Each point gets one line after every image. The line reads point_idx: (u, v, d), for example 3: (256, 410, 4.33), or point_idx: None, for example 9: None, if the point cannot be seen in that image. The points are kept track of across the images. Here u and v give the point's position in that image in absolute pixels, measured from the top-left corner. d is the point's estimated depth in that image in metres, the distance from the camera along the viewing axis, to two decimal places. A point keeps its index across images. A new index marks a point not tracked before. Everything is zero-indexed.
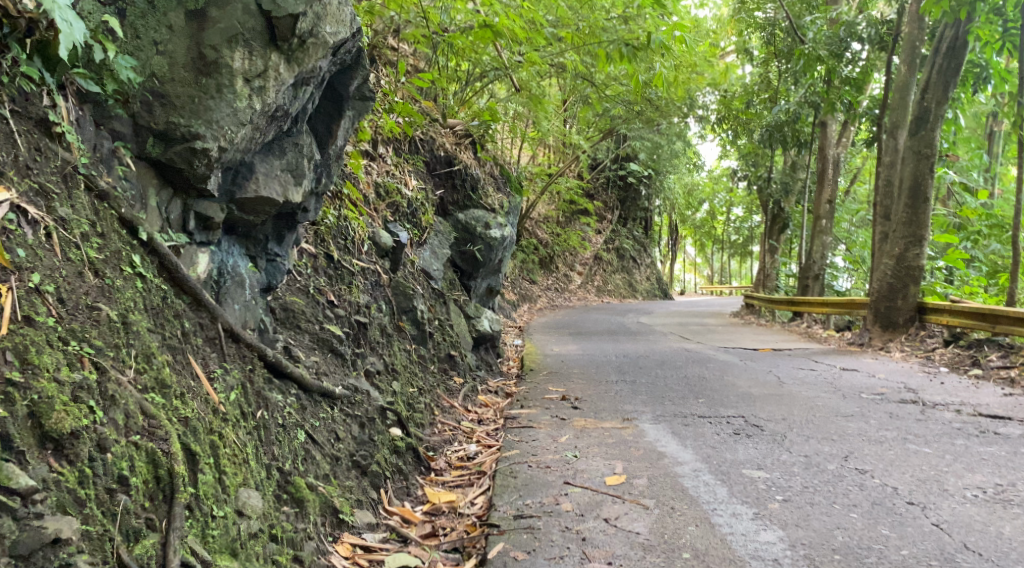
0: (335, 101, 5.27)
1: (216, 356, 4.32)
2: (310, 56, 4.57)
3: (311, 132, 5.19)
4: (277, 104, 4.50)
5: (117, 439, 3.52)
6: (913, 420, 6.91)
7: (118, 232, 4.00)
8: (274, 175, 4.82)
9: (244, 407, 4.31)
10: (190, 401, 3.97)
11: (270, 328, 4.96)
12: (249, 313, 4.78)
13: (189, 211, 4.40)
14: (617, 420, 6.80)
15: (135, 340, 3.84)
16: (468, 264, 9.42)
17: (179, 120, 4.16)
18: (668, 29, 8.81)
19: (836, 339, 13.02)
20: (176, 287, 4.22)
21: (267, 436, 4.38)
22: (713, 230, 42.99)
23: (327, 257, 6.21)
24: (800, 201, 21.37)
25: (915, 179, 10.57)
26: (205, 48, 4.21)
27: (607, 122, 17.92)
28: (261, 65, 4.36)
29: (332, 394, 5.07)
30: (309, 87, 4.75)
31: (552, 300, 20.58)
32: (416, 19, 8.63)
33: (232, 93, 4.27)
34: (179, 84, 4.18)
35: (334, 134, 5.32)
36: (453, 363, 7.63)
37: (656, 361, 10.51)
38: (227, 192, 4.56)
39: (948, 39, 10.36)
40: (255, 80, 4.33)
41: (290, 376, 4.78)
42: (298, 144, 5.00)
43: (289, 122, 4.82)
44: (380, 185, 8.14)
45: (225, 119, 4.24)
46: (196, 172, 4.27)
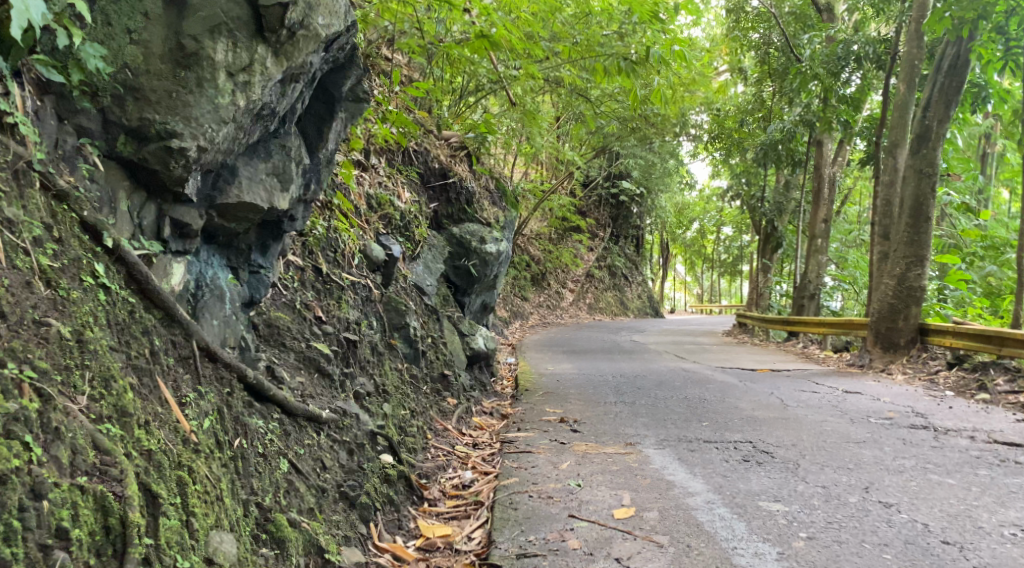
0: (327, 102, 4.94)
1: (190, 378, 3.94)
2: (300, 50, 4.26)
3: (300, 134, 4.86)
4: (263, 101, 4.17)
5: (56, 483, 3.16)
6: (929, 447, 6.57)
7: (79, 237, 3.64)
8: (258, 179, 4.47)
9: (220, 434, 3.95)
10: (156, 429, 3.61)
11: (252, 346, 4.60)
12: (230, 330, 4.42)
13: (164, 216, 4.04)
14: (619, 445, 6.45)
15: (91, 360, 3.48)
16: (462, 280, 9.07)
17: (153, 116, 3.83)
18: (665, 43, 8.50)
19: (836, 360, 12.70)
20: (146, 300, 3.86)
21: (245, 468, 4.02)
22: (703, 248, 42.81)
23: (315, 270, 5.86)
24: (794, 221, 21.13)
25: (917, 198, 10.28)
26: (184, 38, 3.89)
27: (600, 139, 17.64)
28: (246, 58, 4.05)
29: (319, 419, 4.70)
30: (298, 84, 4.42)
31: (543, 318, 20.24)
32: (409, 28, 8.32)
33: (214, 88, 3.95)
34: (154, 76, 3.84)
35: (325, 138, 4.98)
36: (447, 383, 7.27)
37: (654, 381, 10.19)
38: (206, 197, 4.22)
39: (951, 57, 10.13)
40: (239, 74, 4.02)
41: (272, 399, 4.42)
42: (285, 147, 4.66)
43: (276, 122, 4.49)
44: (372, 196, 7.80)
45: (205, 116, 3.91)
46: (172, 174, 3.93)
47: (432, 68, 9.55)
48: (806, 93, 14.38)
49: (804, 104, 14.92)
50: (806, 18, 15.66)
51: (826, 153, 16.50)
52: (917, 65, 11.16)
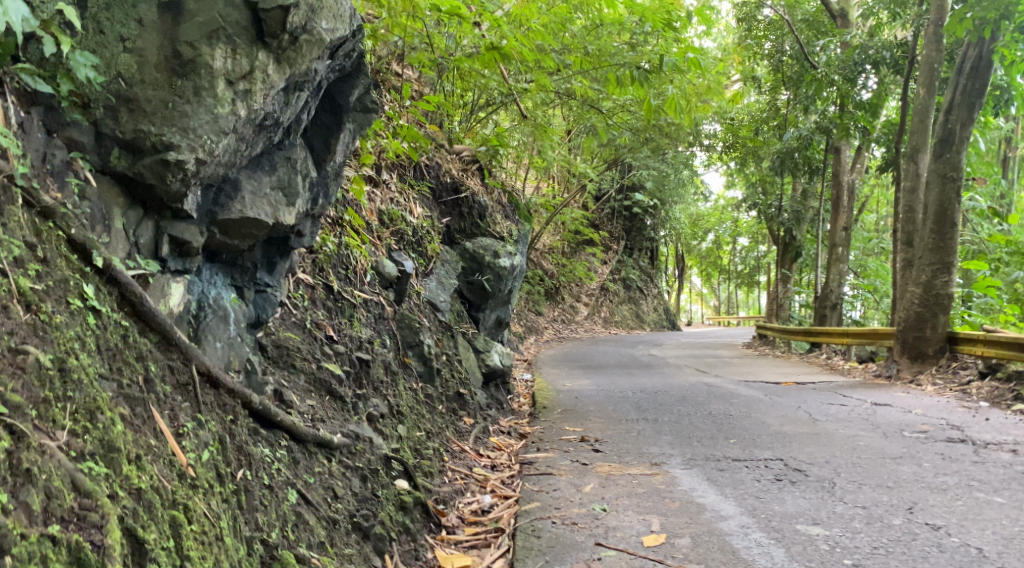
0: (334, 113, 4.75)
1: (189, 407, 3.73)
2: (304, 56, 4.08)
3: (307, 146, 4.66)
4: (265, 111, 3.99)
5: (24, 535, 2.93)
6: (970, 463, 6.29)
7: (67, 256, 3.44)
8: (262, 194, 4.28)
9: (221, 466, 3.73)
10: (149, 464, 3.40)
11: (258, 370, 4.38)
12: (235, 353, 4.23)
13: (163, 233, 3.85)
14: (643, 465, 6.22)
15: (74, 392, 3.27)
16: (477, 295, 8.84)
17: (149, 128, 3.67)
18: (679, 51, 8.30)
19: (861, 371, 12.38)
20: (142, 323, 3.66)
21: (249, 502, 3.80)
22: (718, 260, 42.41)
23: (327, 287, 5.67)
24: (812, 229, 20.79)
25: (941, 204, 9.97)
26: (181, 45, 3.74)
27: (612, 151, 17.42)
28: (246, 65, 3.88)
29: (330, 444, 4.48)
30: (303, 93, 4.24)
31: (559, 333, 19.98)
32: (420, 43, 8.15)
33: (212, 97, 3.78)
34: (149, 86, 3.69)
35: (333, 150, 4.78)
36: (463, 402, 7.04)
37: (675, 396, 9.91)
38: (206, 213, 4.02)
39: (972, 59, 9.86)
40: (239, 82, 3.85)
41: (279, 426, 4.20)
42: (290, 159, 4.46)
43: (280, 133, 4.29)
44: (384, 212, 7.62)
45: (204, 126, 3.75)
46: (170, 189, 3.76)
47: (443, 81, 9.35)
48: (822, 100, 14.12)
49: (819, 112, 14.66)
50: (819, 25, 15.40)
51: (844, 159, 16.08)
52: (936, 67, 10.84)
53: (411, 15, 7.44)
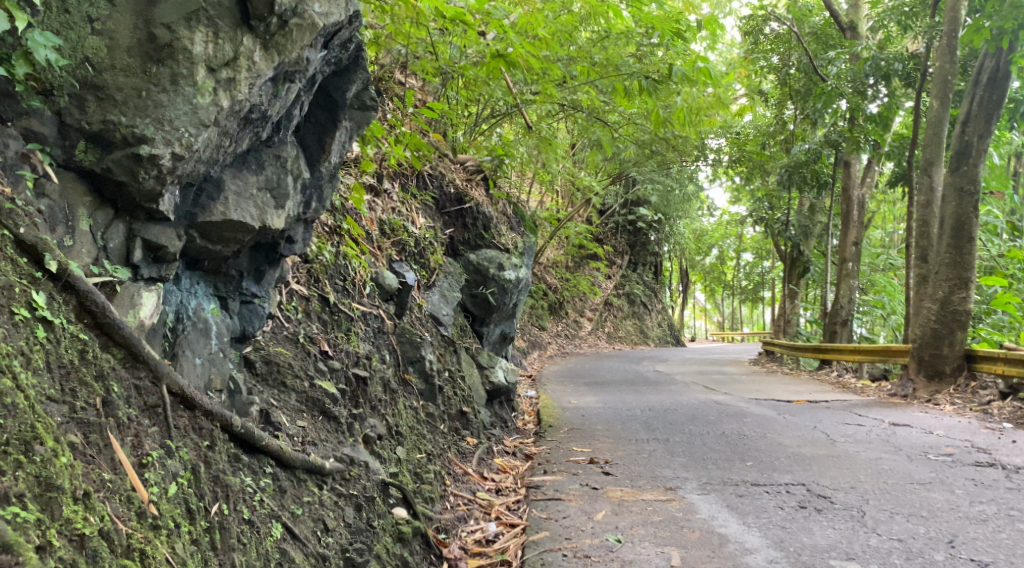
0: (329, 109, 4.43)
1: (157, 432, 3.39)
2: (294, 43, 3.77)
3: (299, 145, 4.34)
4: (251, 102, 3.69)
5: None
6: (1006, 492, 5.97)
7: (16, 260, 3.14)
8: (247, 195, 3.96)
9: (192, 501, 3.39)
10: (102, 502, 3.07)
11: (243, 389, 4.06)
12: (216, 370, 3.91)
13: (135, 237, 3.53)
14: (658, 490, 5.87)
15: (8, 420, 2.92)
16: (480, 309, 8.47)
17: (119, 119, 3.39)
18: (690, 64, 8.02)
19: (876, 389, 11.98)
20: (103, 337, 3.33)
21: (225, 541, 3.45)
22: (722, 275, 41.91)
23: (322, 300, 5.33)
24: (820, 245, 20.37)
25: (958, 218, 9.50)
26: (156, 28, 3.46)
27: (616, 166, 17.08)
28: (229, 51, 3.59)
29: (321, 470, 4.13)
30: (295, 85, 3.94)
31: (562, 348, 19.60)
32: (423, 51, 7.82)
33: (192, 85, 3.49)
34: (120, 72, 3.41)
35: (328, 149, 4.45)
36: (466, 421, 6.67)
37: (686, 414, 9.52)
38: (185, 214, 3.71)
39: (990, 69, 9.47)
40: (221, 69, 3.56)
41: (263, 451, 3.87)
42: (280, 157, 4.15)
43: (269, 129, 3.98)
44: (384, 222, 7.30)
45: (181, 118, 3.46)
46: (142, 187, 3.45)
47: (447, 90, 8.97)
48: (833, 113, 13.67)
49: (829, 125, 14.29)
50: (827, 38, 14.97)
51: (854, 173, 15.62)
52: (949, 80, 10.10)
53: (413, 20, 7.04)
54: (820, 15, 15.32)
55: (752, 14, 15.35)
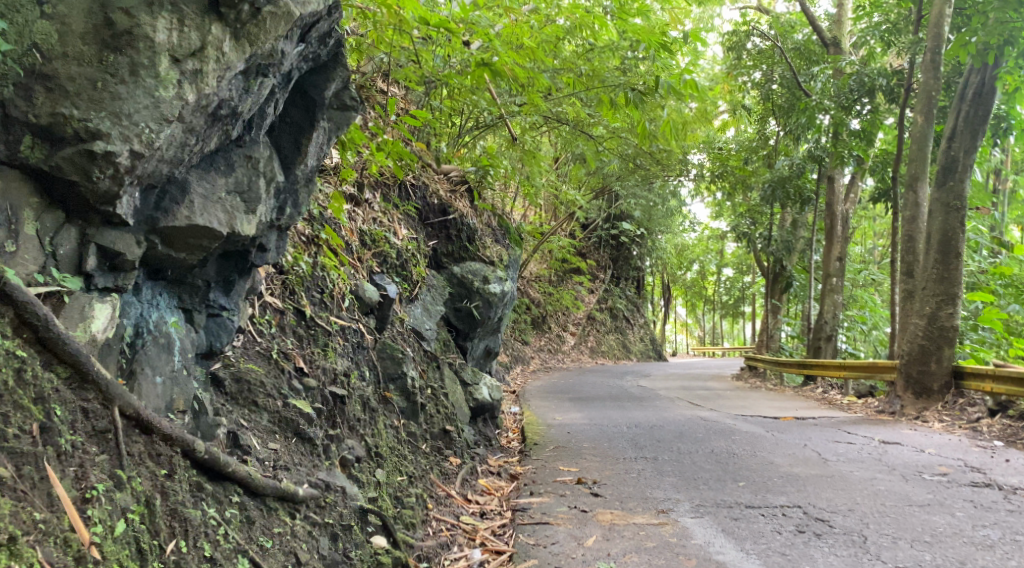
0: (307, 109, 4.18)
1: (106, 460, 3.15)
2: (267, 33, 3.53)
3: (273, 146, 4.10)
4: (220, 97, 3.45)
5: None
6: (1008, 515, 5.78)
7: None
8: (215, 198, 3.71)
9: (144, 539, 3.15)
10: (31, 547, 2.83)
11: (208, 410, 3.80)
12: (179, 390, 3.65)
13: (89, 243, 3.29)
14: (650, 513, 5.62)
15: None
16: (464, 323, 8.20)
17: (71, 112, 3.15)
18: (677, 75, 7.77)
19: (863, 406, 11.78)
20: (46, 353, 3.11)
21: None
22: (703, 290, 41.71)
23: (297, 313, 5.06)
24: (803, 259, 20.19)
25: (945, 234, 9.23)
26: (113, 12, 3.22)
27: (599, 179, 16.86)
28: (196, 40, 3.34)
29: (293, 498, 3.85)
30: (268, 80, 3.69)
31: (544, 362, 19.34)
32: (405, 60, 7.53)
33: (153, 77, 3.26)
34: (73, 61, 3.17)
35: (305, 151, 4.20)
36: (449, 440, 6.38)
37: (674, 431, 9.28)
38: (146, 218, 3.46)
39: (974, 85, 9.24)
40: (187, 60, 3.32)
41: (229, 477, 3.62)
42: (252, 158, 3.90)
43: (239, 127, 3.73)
44: (365, 233, 7.01)
45: (141, 112, 3.23)
46: (96, 187, 3.22)
47: (430, 99, 8.67)
48: (815, 128, 13.50)
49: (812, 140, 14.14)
50: (811, 54, 14.66)
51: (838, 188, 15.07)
52: (934, 96, 9.83)
53: (395, 28, 6.73)
54: (803, 32, 15.13)
55: (735, 30, 15.19)
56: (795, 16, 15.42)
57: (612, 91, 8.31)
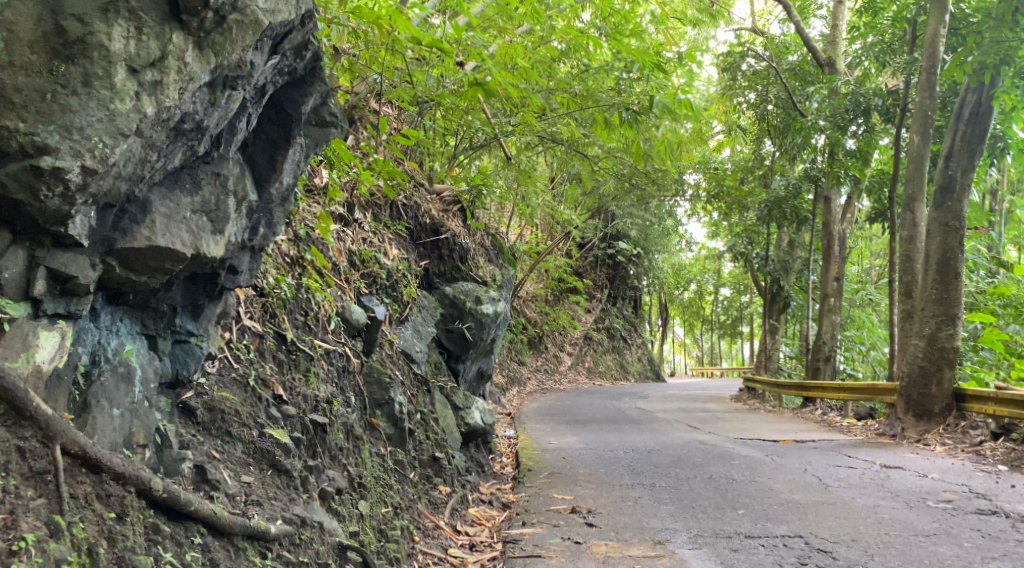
0: (283, 123, 4.07)
1: (43, 504, 3.04)
2: (234, 42, 3.38)
3: (245, 162, 3.97)
4: (183, 109, 3.31)
5: None
6: (1016, 546, 5.58)
7: None
8: (179, 218, 3.57)
9: None
10: None
11: (174, 443, 3.71)
12: (139, 422, 3.55)
13: (38, 266, 3.14)
14: (646, 545, 5.41)
15: None
16: (456, 345, 8.00)
17: (17, 125, 2.99)
18: (672, 94, 7.59)
19: (864, 428, 11.56)
20: None
21: None
22: (700, 310, 41.54)
23: (278, 337, 4.87)
24: (801, 279, 19.99)
25: (944, 254, 9.04)
26: (65, 19, 3.07)
27: (595, 199, 16.68)
28: (156, 50, 3.20)
29: (263, 535, 3.70)
30: (237, 93, 3.56)
31: (541, 383, 19.09)
32: (398, 81, 7.34)
33: (108, 88, 3.11)
34: (21, 71, 3.03)
35: (279, 168, 4.08)
36: (439, 468, 6.15)
37: (672, 456, 9.06)
38: (102, 239, 3.30)
39: (971, 105, 9.07)
40: (146, 71, 3.17)
41: (192, 516, 3.48)
42: (219, 175, 3.77)
43: (206, 143, 3.60)
44: (354, 253, 6.81)
45: (94, 126, 3.08)
46: (44, 207, 3.07)
47: (423, 118, 8.49)
48: (812, 148, 13.33)
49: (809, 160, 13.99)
50: (806, 75, 14.75)
51: (835, 208, 15.02)
52: (931, 115, 9.67)
53: (388, 48, 6.55)
54: (798, 52, 15.02)
55: (730, 50, 15.05)
56: (790, 36, 15.33)
57: (606, 110, 8.13)
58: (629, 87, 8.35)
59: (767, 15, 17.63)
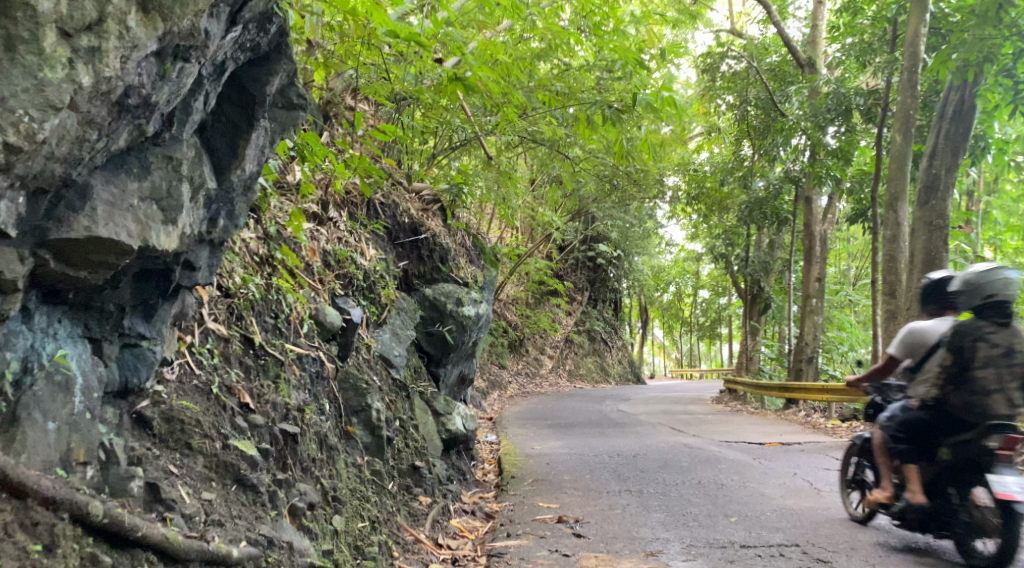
0: (246, 105, 3.82)
1: None
2: (183, 6, 3.10)
3: (203, 146, 3.72)
4: (125, 82, 3.03)
5: None
6: None
7: None
8: (125, 206, 3.28)
9: None
10: None
11: (122, 458, 3.41)
12: (79, 437, 3.25)
13: None
14: (639, 556, 5.14)
15: None
16: (437, 348, 7.70)
17: None
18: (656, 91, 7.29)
19: (849, 429, 11.34)
20: None
21: None
22: (679, 312, 41.35)
23: (245, 341, 4.57)
24: (781, 280, 19.79)
25: (929, 254, 8.83)
26: None
27: (575, 201, 16.39)
28: (93, 13, 2.89)
29: (223, 559, 3.47)
30: (191, 66, 3.29)
31: (522, 387, 18.80)
32: (375, 77, 7.01)
33: (35, 54, 2.80)
34: None
35: (240, 154, 3.83)
36: (419, 478, 5.86)
37: (658, 460, 8.80)
38: (34, 228, 3.01)
39: (953, 103, 8.87)
40: (82, 35, 2.87)
41: (139, 543, 3.21)
42: (172, 159, 3.48)
43: (157, 123, 3.33)
44: (329, 252, 6.47)
45: (21, 97, 2.77)
46: None
47: (402, 115, 8.18)
48: (794, 149, 13.11)
49: (791, 161, 13.73)
50: (785, 75, 14.52)
51: (816, 209, 14.81)
52: (913, 114, 9.44)
53: (363, 42, 6.22)
54: (778, 53, 14.80)
55: (709, 51, 14.80)
56: (769, 37, 15.12)
57: (588, 108, 7.82)
58: (612, 83, 8.05)
59: (745, 18, 17.43)
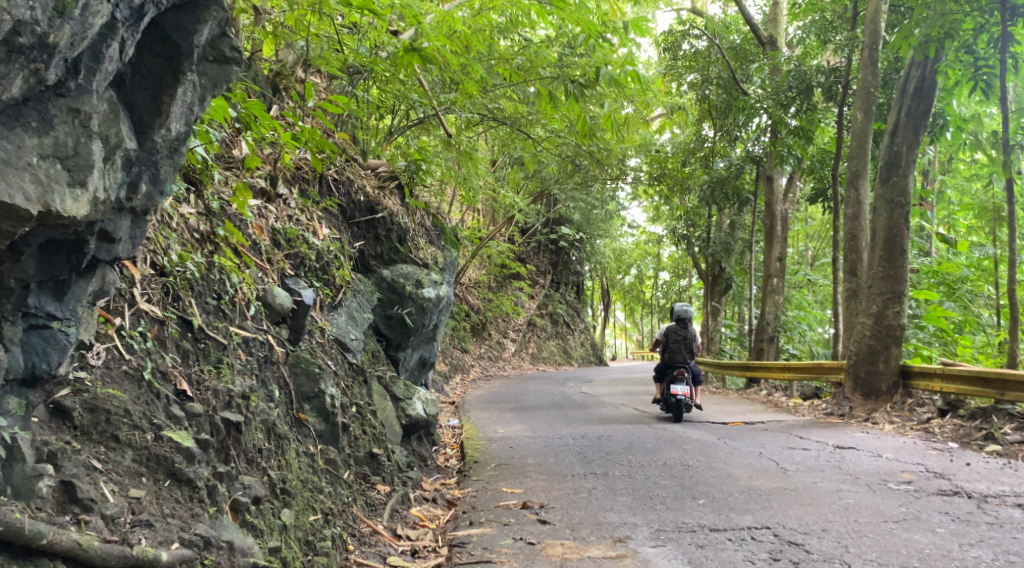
0: (172, 56, 3.53)
1: None
2: None
3: (121, 101, 3.43)
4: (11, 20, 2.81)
5: None
6: (989, 528, 5.24)
7: None
8: (20, 165, 3.03)
9: None
10: None
11: (26, 456, 3.20)
12: None
13: None
14: (606, 544, 4.94)
15: None
16: (396, 331, 7.43)
17: None
18: (618, 66, 6.99)
19: (811, 407, 11.28)
20: None
21: None
22: (641, 293, 41.30)
23: (183, 323, 4.29)
24: (742, 260, 19.68)
25: (890, 231, 8.72)
26: None
27: (537, 182, 16.12)
28: None
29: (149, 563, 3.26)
30: (97, 8, 3.03)
31: (485, 371, 18.57)
32: (325, 48, 6.68)
33: None
34: None
35: (164, 111, 3.53)
36: (378, 466, 5.61)
37: (623, 442, 8.63)
38: None
39: (916, 79, 8.71)
40: None
41: (42, 550, 3.04)
42: (80, 113, 3.21)
43: (58, 73, 3.07)
44: (279, 231, 6.17)
45: None
46: None
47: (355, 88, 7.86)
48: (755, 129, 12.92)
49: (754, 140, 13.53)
50: (747, 53, 14.30)
51: (778, 188, 14.67)
52: (875, 91, 9.27)
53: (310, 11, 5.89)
54: (738, 31, 14.59)
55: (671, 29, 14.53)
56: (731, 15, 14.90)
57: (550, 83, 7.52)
58: (572, 58, 7.76)
59: None
